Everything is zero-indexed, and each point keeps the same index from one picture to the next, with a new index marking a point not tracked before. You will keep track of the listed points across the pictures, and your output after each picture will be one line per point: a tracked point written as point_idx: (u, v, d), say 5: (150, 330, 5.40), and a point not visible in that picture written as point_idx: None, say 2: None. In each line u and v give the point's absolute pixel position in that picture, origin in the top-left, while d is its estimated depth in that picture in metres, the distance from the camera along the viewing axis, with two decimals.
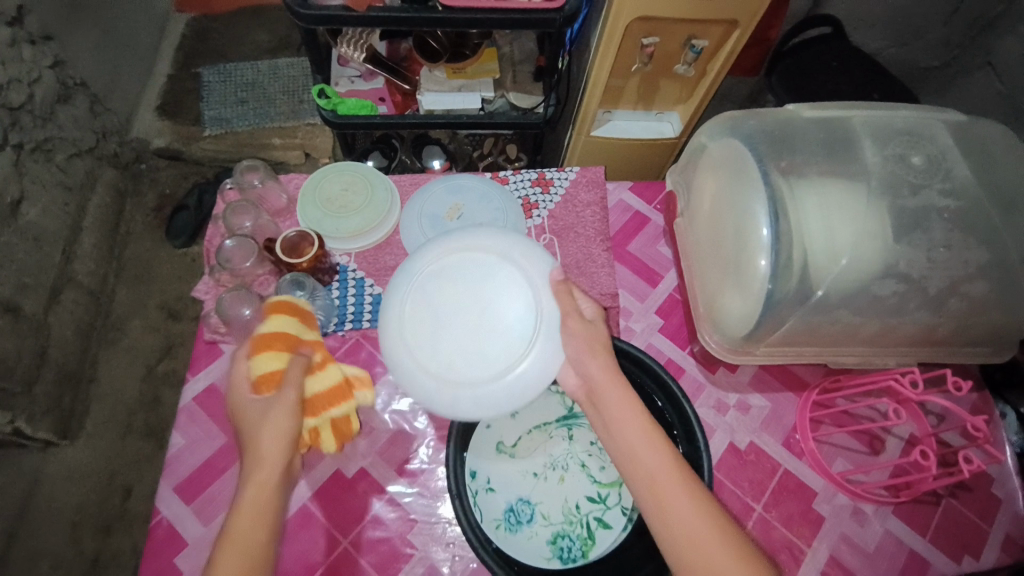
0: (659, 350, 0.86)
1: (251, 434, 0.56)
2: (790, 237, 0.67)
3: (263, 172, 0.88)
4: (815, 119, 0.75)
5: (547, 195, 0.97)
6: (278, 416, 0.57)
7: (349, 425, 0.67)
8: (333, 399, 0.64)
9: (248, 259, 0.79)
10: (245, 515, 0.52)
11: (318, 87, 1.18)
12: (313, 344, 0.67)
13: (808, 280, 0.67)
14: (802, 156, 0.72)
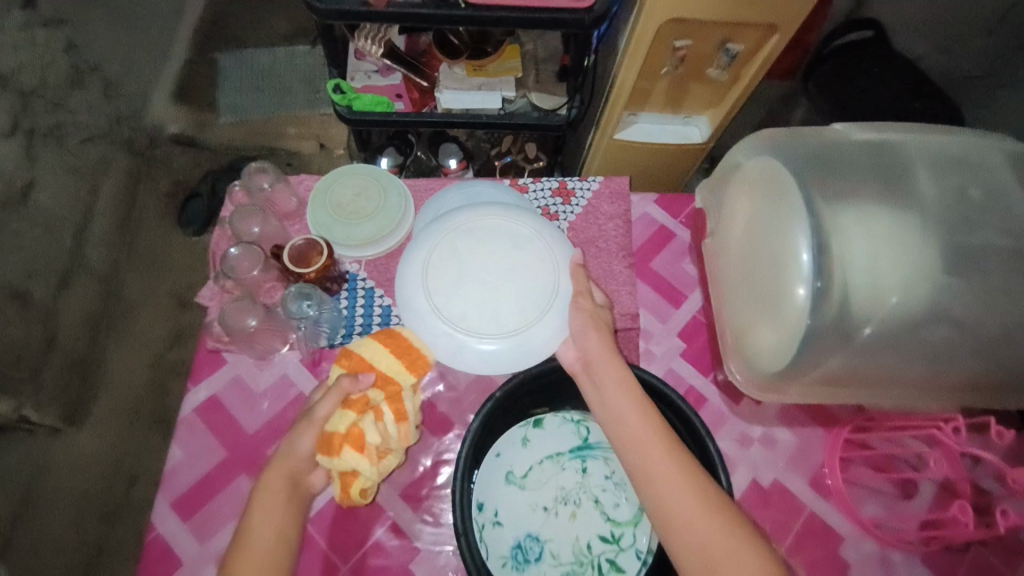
0: (680, 376, 0.82)
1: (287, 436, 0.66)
2: (841, 269, 0.63)
3: (273, 175, 0.86)
4: (867, 141, 0.69)
5: (568, 205, 0.93)
6: (302, 435, 0.65)
7: (350, 485, 0.65)
8: (330, 445, 0.64)
9: (255, 267, 0.76)
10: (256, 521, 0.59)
11: (334, 82, 1.15)
12: (379, 381, 0.68)
13: (853, 321, 0.63)
14: (854, 178, 0.66)
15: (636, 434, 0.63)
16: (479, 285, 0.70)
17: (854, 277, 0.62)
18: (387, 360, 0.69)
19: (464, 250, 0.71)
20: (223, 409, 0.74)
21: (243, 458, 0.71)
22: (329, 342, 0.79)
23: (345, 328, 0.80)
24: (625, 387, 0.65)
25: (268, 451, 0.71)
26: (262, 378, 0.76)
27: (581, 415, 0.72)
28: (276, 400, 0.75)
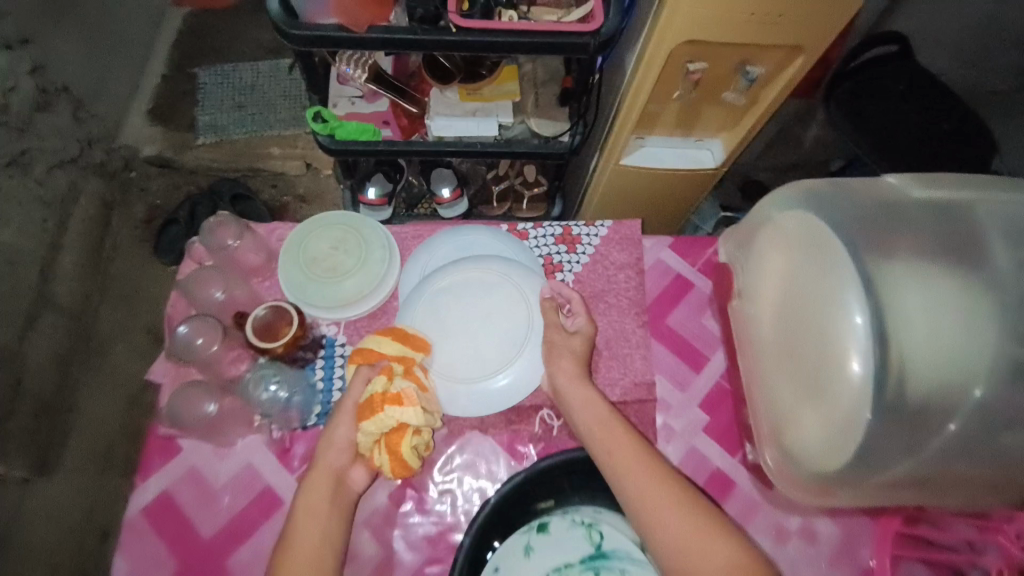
0: (705, 457, 0.72)
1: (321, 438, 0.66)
2: (905, 351, 0.54)
3: (237, 227, 0.74)
4: (925, 199, 0.60)
5: (573, 254, 0.83)
6: (335, 428, 0.65)
7: (400, 449, 0.62)
8: (368, 411, 0.63)
9: (213, 343, 0.66)
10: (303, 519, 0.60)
11: (313, 108, 1.02)
12: (394, 359, 0.67)
13: (930, 423, 0.55)
14: (923, 243, 0.57)
15: (614, 450, 0.62)
16: (458, 335, 0.72)
17: (922, 363, 0.54)
18: (393, 344, 0.68)
19: (444, 307, 0.73)
20: (177, 507, 0.65)
21: (198, 570, 0.62)
22: (301, 422, 0.68)
23: (321, 406, 0.69)
24: (619, 433, 0.63)
25: (228, 560, 0.63)
26: (222, 469, 0.66)
27: (594, 516, 0.64)
28: (238, 496, 0.65)
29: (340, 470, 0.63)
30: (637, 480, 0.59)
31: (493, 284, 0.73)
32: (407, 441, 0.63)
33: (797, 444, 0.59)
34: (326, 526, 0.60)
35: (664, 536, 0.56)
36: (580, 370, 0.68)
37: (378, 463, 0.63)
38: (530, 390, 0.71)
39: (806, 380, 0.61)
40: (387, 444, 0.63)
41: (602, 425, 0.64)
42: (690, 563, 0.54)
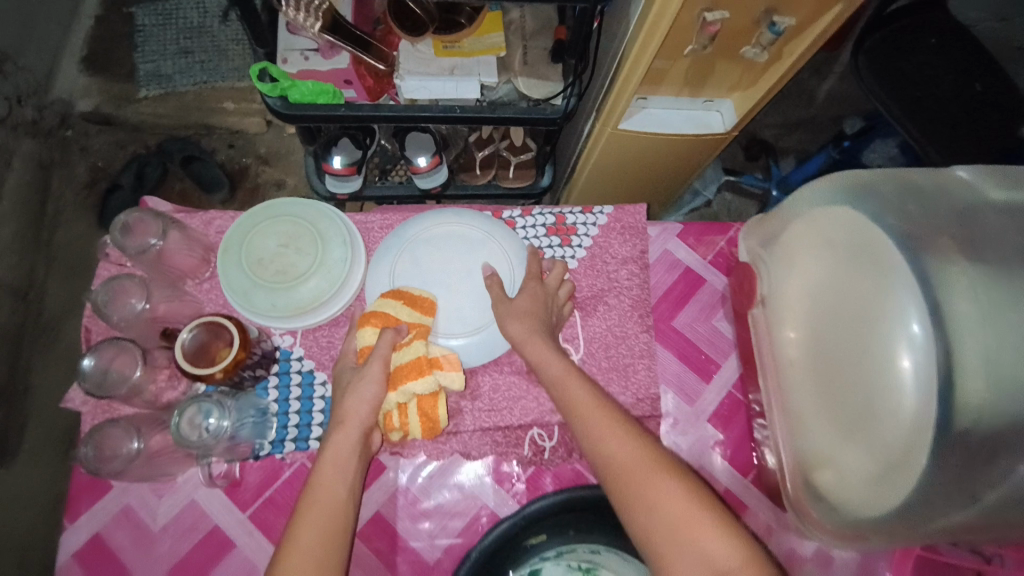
0: (713, 477, 0.65)
1: (339, 395, 0.58)
2: (962, 380, 0.46)
3: (159, 223, 0.60)
4: (1003, 202, 0.52)
5: (567, 247, 0.72)
6: (363, 387, 0.57)
7: (434, 409, 0.59)
8: (412, 372, 0.57)
9: (136, 367, 0.55)
10: (327, 470, 0.53)
11: (258, 66, 0.86)
12: (413, 325, 0.61)
13: (990, 465, 0.47)
14: (999, 253, 0.49)
15: (576, 405, 0.56)
16: (440, 289, 0.67)
17: (991, 397, 0.46)
18: (407, 310, 0.62)
19: (424, 261, 0.67)
20: (110, 552, 0.56)
21: None
22: (254, 452, 0.60)
23: (275, 432, 0.60)
24: (576, 387, 0.57)
25: None
26: (161, 509, 0.57)
27: (592, 554, 0.57)
28: (179, 539, 0.57)
29: (367, 427, 0.56)
30: (625, 463, 0.52)
31: (475, 241, 0.68)
32: (441, 407, 0.59)
33: (831, 485, 0.52)
34: (352, 482, 0.54)
35: (634, 498, 0.50)
36: (587, 386, 0.57)
37: (401, 425, 0.59)
38: (502, 351, 0.66)
39: (841, 403, 0.53)
40: (420, 408, 0.59)
41: (593, 420, 0.55)
42: (636, 497, 0.50)
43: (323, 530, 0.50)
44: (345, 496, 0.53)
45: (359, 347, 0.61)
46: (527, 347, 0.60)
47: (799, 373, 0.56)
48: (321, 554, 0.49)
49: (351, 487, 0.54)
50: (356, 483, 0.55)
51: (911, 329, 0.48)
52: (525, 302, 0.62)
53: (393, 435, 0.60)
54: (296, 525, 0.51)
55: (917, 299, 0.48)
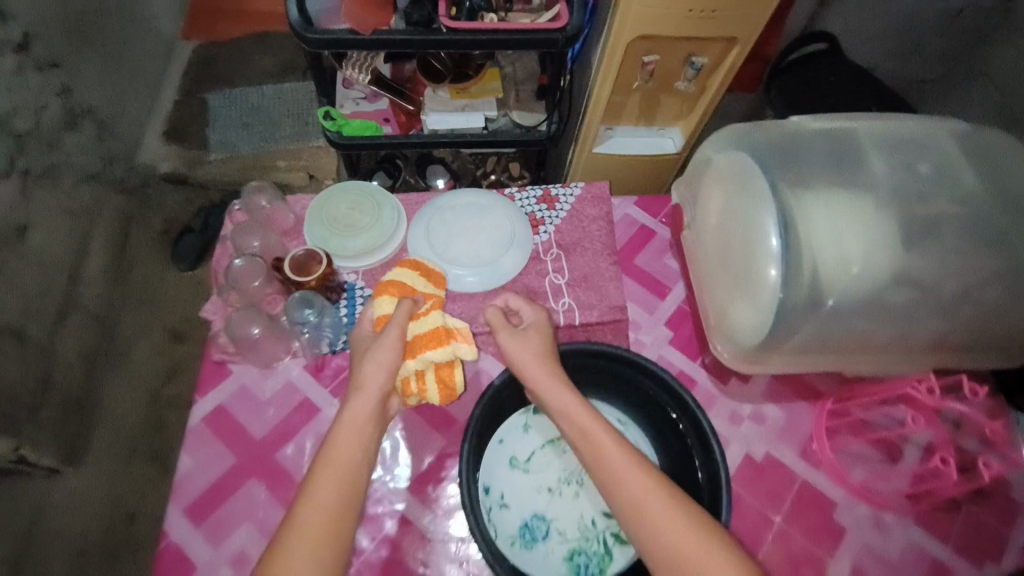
0: (671, 361, 0.86)
1: (360, 358, 0.69)
2: (810, 242, 0.67)
3: (273, 193, 0.91)
4: (820, 128, 0.76)
5: (553, 211, 0.97)
6: (381, 353, 0.68)
7: (450, 376, 0.74)
8: (432, 342, 0.72)
9: (257, 279, 0.81)
10: (344, 435, 0.62)
11: (323, 109, 1.18)
12: (427, 296, 0.78)
13: (820, 289, 0.67)
14: (807, 158, 0.73)
15: (567, 415, 0.64)
16: (461, 238, 0.92)
17: (812, 236, 0.68)
18: (421, 281, 0.80)
19: (450, 220, 0.93)
20: (231, 418, 0.77)
21: (253, 463, 0.75)
22: (332, 347, 0.82)
23: (347, 334, 0.83)
24: (567, 400, 0.65)
25: (276, 456, 0.75)
26: (267, 386, 0.79)
27: None
28: (281, 407, 0.78)
29: (384, 392, 0.66)
30: (684, 543, 0.55)
31: (486, 204, 0.94)
32: (455, 374, 0.74)
33: (732, 314, 0.74)
34: (365, 446, 0.62)
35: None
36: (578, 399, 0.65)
37: (421, 389, 0.73)
38: (508, 278, 0.90)
39: (731, 272, 0.76)
40: (438, 374, 0.73)
41: (643, 499, 0.57)
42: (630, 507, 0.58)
43: (341, 482, 0.59)
44: (358, 459, 0.61)
45: (377, 314, 0.75)
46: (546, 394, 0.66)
47: (708, 273, 0.81)
48: (336, 502, 0.57)
49: (364, 451, 0.62)
50: (369, 443, 0.63)
51: (770, 243, 0.68)
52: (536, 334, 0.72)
53: (412, 401, 0.74)
54: (312, 481, 0.58)
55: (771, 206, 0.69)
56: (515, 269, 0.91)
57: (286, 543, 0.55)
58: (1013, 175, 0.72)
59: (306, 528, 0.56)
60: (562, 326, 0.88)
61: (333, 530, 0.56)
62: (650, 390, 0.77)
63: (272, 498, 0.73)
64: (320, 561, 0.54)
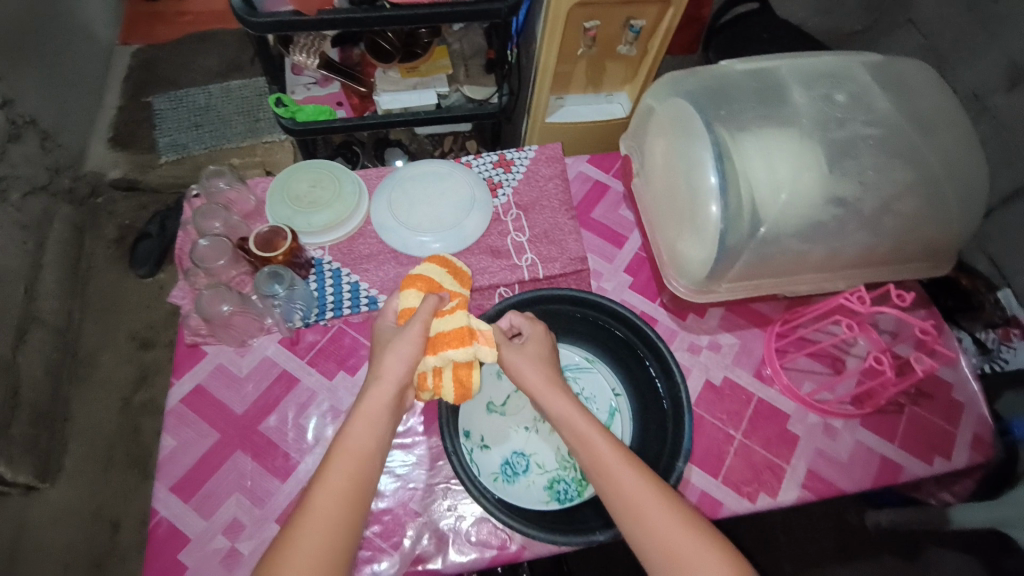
0: (632, 304, 0.91)
1: (378, 350, 0.65)
2: (745, 174, 0.73)
3: (232, 177, 0.92)
4: (746, 69, 0.82)
5: (509, 173, 1.01)
6: (401, 346, 0.63)
7: (469, 377, 0.67)
8: (454, 340, 0.66)
9: (222, 258, 0.82)
10: (360, 424, 0.60)
11: (274, 96, 1.16)
12: (454, 293, 0.72)
13: (756, 216, 0.73)
14: (732, 100, 0.79)
15: (562, 416, 0.64)
16: (423, 205, 0.95)
17: (750, 167, 0.73)
18: (449, 279, 0.74)
19: (410, 189, 0.96)
20: (209, 397, 0.79)
21: (237, 436, 0.76)
22: (304, 320, 0.85)
23: (318, 307, 0.86)
24: (562, 403, 0.64)
25: (260, 428, 0.77)
26: (244, 363, 0.81)
27: None
28: (259, 382, 0.80)
29: (402, 383, 0.63)
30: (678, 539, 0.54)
31: (444, 172, 0.97)
32: (474, 376, 0.67)
33: (683, 249, 0.79)
34: (380, 431, 0.60)
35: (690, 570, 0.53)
36: (574, 401, 0.64)
37: (436, 386, 0.66)
38: (472, 241, 0.93)
39: (676, 209, 0.80)
40: (455, 374, 0.67)
41: (639, 496, 0.57)
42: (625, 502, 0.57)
43: (354, 468, 0.58)
44: (372, 444, 0.60)
45: (401, 307, 0.70)
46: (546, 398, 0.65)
47: (658, 216, 0.86)
48: (347, 490, 0.57)
49: (379, 437, 0.60)
50: (385, 431, 0.61)
51: (710, 181, 0.73)
52: (535, 347, 0.69)
53: (425, 397, 0.67)
54: (326, 467, 0.58)
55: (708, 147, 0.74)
56: (478, 232, 0.94)
57: (295, 530, 0.54)
58: (920, 99, 0.80)
59: (316, 518, 0.55)
60: (527, 280, 0.92)
61: (341, 520, 0.55)
62: (614, 330, 0.83)
63: (259, 467, 0.75)
64: (329, 549, 0.54)
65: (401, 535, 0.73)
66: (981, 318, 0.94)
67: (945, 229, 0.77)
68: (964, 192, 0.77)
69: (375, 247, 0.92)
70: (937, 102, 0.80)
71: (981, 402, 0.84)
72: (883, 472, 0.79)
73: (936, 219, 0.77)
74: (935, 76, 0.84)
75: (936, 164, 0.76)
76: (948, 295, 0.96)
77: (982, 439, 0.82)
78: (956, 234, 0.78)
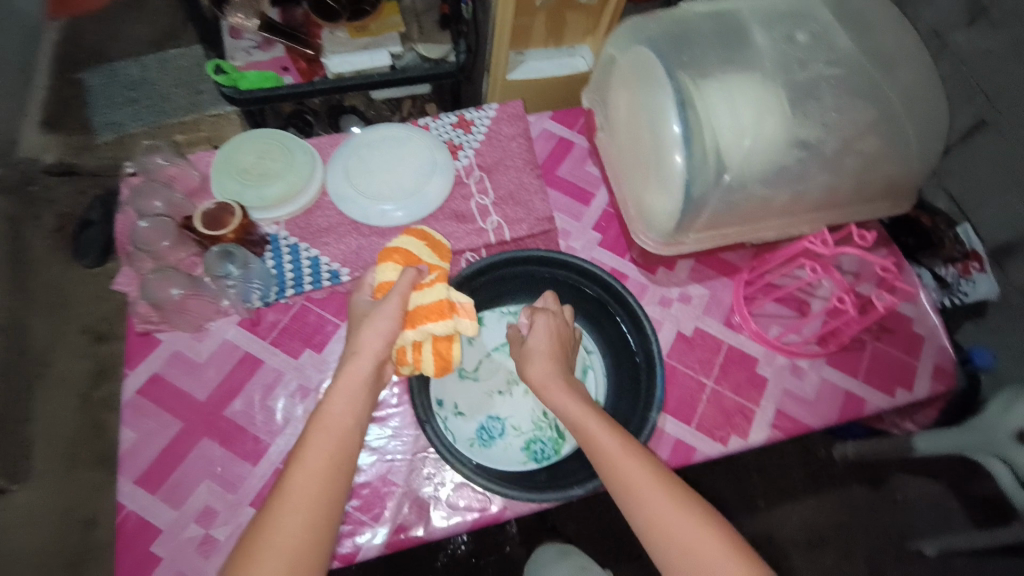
0: (602, 261, 0.90)
1: (356, 327, 0.62)
2: (710, 121, 0.71)
3: (170, 151, 0.86)
4: (706, 11, 0.79)
5: (469, 134, 0.96)
6: (379, 320, 0.60)
7: (449, 350, 0.64)
8: (433, 314, 0.62)
9: (166, 239, 0.79)
10: (337, 401, 0.58)
11: (213, 62, 1.09)
12: (433, 265, 0.67)
13: (721, 162, 0.71)
14: (692, 45, 0.76)
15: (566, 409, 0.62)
16: (384, 172, 0.90)
17: (715, 110, 0.71)
18: (428, 252, 0.70)
19: (368, 155, 0.91)
20: (169, 385, 0.76)
21: (202, 423, 0.74)
22: (265, 299, 0.81)
23: (277, 284, 0.82)
24: (564, 396, 0.63)
25: (225, 413, 0.75)
26: (202, 348, 0.78)
27: (517, 308, 0.84)
28: (221, 366, 0.77)
29: (380, 359, 0.60)
30: (681, 530, 0.53)
31: (402, 136, 0.93)
32: (455, 350, 0.65)
33: (650, 202, 0.77)
34: (358, 406, 0.59)
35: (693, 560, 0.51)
36: (577, 393, 0.63)
37: (416, 360, 0.64)
38: (436, 207, 0.90)
39: (641, 162, 0.78)
40: (435, 347, 0.64)
41: (640, 486, 0.55)
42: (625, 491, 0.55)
43: (332, 446, 0.56)
44: (348, 420, 0.58)
45: (379, 281, 0.66)
46: (550, 394, 0.64)
47: (623, 169, 0.84)
48: (326, 468, 0.55)
49: (357, 412, 0.58)
50: (364, 404, 0.60)
51: (674, 129, 0.71)
52: (541, 343, 0.67)
53: (405, 371, 0.65)
54: (304, 446, 0.56)
55: (670, 95, 0.71)
56: (441, 196, 0.90)
57: (274, 510, 0.53)
58: (881, 35, 0.79)
59: (295, 497, 0.53)
60: (494, 244, 0.90)
61: (322, 499, 0.54)
62: (586, 288, 0.81)
63: (228, 453, 0.72)
64: (312, 527, 0.53)
65: (381, 508, 0.72)
66: (941, 254, 0.97)
67: (904, 168, 0.78)
68: (923, 129, 0.77)
69: (333, 218, 0.88)
70: (896, 38, 0.79)
71: (941, 334, 0.87)
72: (848, 407, 0.82)
73: (896, 158, 0.77)
74: (895, 11, 0.82)
75: (896, 101, 0.76)
76: (909, 233, 1.00)
77: (942, 369, 0.85)
78: (915, 172, 0.79)
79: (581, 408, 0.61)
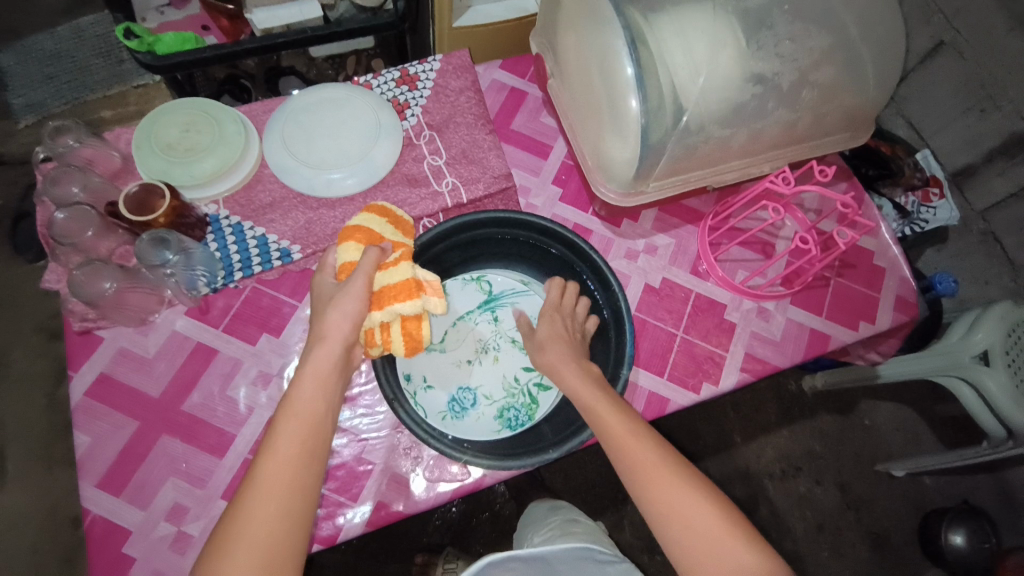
0: (564, 218, 0.87)
1: (319, 310, 0.60)
2: (664, 61, 0.67)
3: (80, 130, 0.78)
4: None
5: (415, 91, 0.90)
6: (345, 303, 0.58)
7: (418, 330, 0.62)
8: (400, 294, 0.59)
9: (90, 229, 0.72)
10: (307, 384, 0.56)
11: (123, 25, 0.91)
12: (397, 243, 0.64)
13: (678, 103, 0.68)
14: None
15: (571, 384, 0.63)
16: (324, 137, 0.83)
17: (668, 49, 0.67)
18: (391, 228, 0.66)
19: (306, 120, 0.84)
20: (119, 384, 0.72)
21: (160, 420, 0.71)
22: (212, 284, 0.77)
23: (224, 269, 0.78)
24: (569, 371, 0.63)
25: (182, 407, 0.72)
26: (150, 343, 0.74)
27: (480, 273, 0.82)
28: (173, 360, 0.74)
29: (347, 341, 0.58)
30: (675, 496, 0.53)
31: (341, 98, 0.85)
32: (425, 329, 0.62)
33: (608, 149, 0.74)
34: (331, 387, 0.56)
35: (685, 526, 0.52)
36: (585, 369, 0.64)
37: (385, 340, 0.61)
38: (385, 171, 0.84)
39: (595, 111, 0.74)
40: (404, 327, 0.61)
41: (638, 455, 0.55)
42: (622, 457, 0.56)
43: (303, 430, 0.54)
44: (320, 403, 0.55)
45: (341, 263, 0.63)
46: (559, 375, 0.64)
47: (578, 118, 0.80)
48: (297, 454, 0.53)
49: (329, 394, 0.56)
50: (336, 385, 0.57)
51: (626, 72, 0.66)
52: (549, 333, 0.68)
53: (374, 353, 0.62)
54: (274, 432, 0.54)
55: (619, 36, 0.67)
56: (390, 158, 0.84)
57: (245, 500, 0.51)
58: None
59: (267, 485, 0.51)
60: (450, 207, 0.86)
61: (296, 484, 0.52)
62: (551, 248, 0.78)
63: (192, 448, 0.70)
64: (286, 514, 0.50)
65: (359, 487, 0.72)
66: (902, 183, 0.94)
67: (863, 96, 0.76)
68: (881, 54, 0.74)
69: (276, 193, 0.82)
70: None
71: (903, 264, 0.88)
72: (814, 344, 0.83)
73: (854, 87, 0.74)
74: None
75: (852, 27, 0.73)
76: (872, 164, 0.94)
77: (904, 300, 0.86)
78: (873, 101, 0.77)
79: (583, 383, 0.62)
